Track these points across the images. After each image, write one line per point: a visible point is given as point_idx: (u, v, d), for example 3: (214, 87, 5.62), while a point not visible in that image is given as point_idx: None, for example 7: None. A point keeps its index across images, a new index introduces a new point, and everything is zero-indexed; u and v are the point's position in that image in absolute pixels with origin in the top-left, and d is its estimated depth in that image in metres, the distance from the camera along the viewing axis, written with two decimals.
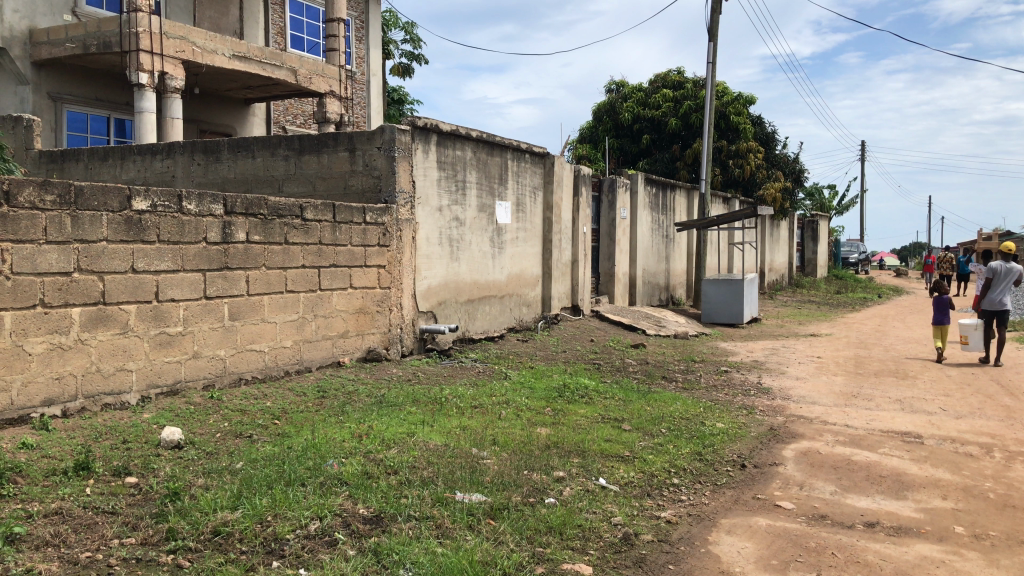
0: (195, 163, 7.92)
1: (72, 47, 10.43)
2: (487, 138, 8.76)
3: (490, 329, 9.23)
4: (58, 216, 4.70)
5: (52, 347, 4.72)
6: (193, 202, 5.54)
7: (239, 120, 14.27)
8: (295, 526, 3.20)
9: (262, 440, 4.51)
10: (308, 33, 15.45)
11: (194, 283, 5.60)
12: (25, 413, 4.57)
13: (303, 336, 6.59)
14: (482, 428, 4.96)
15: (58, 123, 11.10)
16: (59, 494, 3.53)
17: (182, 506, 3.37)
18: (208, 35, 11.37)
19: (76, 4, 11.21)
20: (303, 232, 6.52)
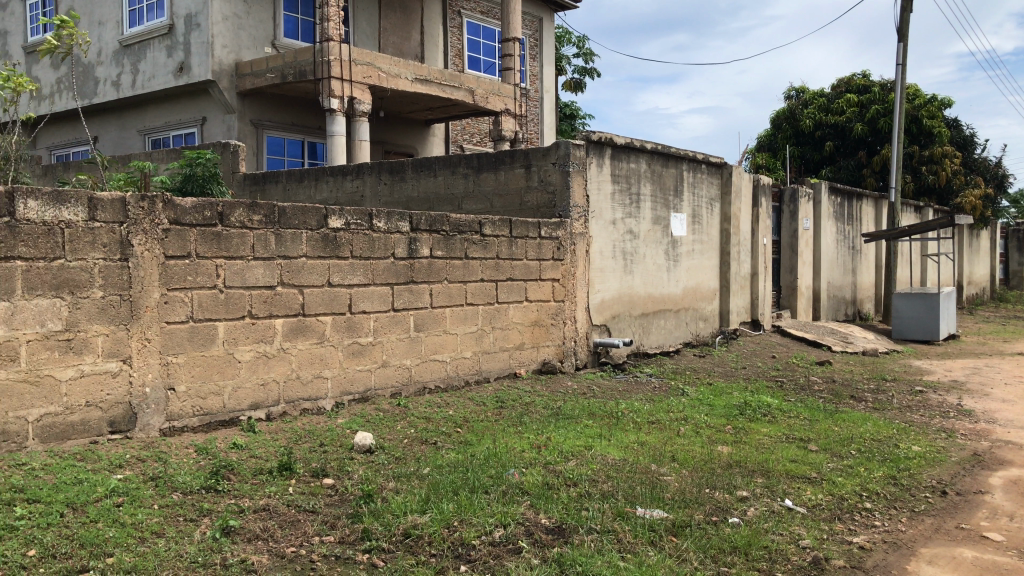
0: (382, 183, 8.34)
1: (272, 77, 11.26)
2: (662, 150, 8.71)
3: (665, 343, 9.14)
4: (264, 234, 5.09)
5: (258, 355, 5.12)
6: (382, 219, 5.83)
7: (420, 139, 14.88)
8: (480, 532, 3.30)
9: (446, 447, 4.69)
10: (484, 54, 15.92)
11: (384, 296, 5.90)
12: (235, 415, 5.00)
13: (482, 348, 6.79)
14: (661, 444, 4.92)
15: (260, 147, 12.01)
16: (266, 492, 3.82)
17: (376, 507, 3.55)
18: (392, 60, 11.95)
19: (275, 37, 12.10)
20: (482, 246, 6.71)
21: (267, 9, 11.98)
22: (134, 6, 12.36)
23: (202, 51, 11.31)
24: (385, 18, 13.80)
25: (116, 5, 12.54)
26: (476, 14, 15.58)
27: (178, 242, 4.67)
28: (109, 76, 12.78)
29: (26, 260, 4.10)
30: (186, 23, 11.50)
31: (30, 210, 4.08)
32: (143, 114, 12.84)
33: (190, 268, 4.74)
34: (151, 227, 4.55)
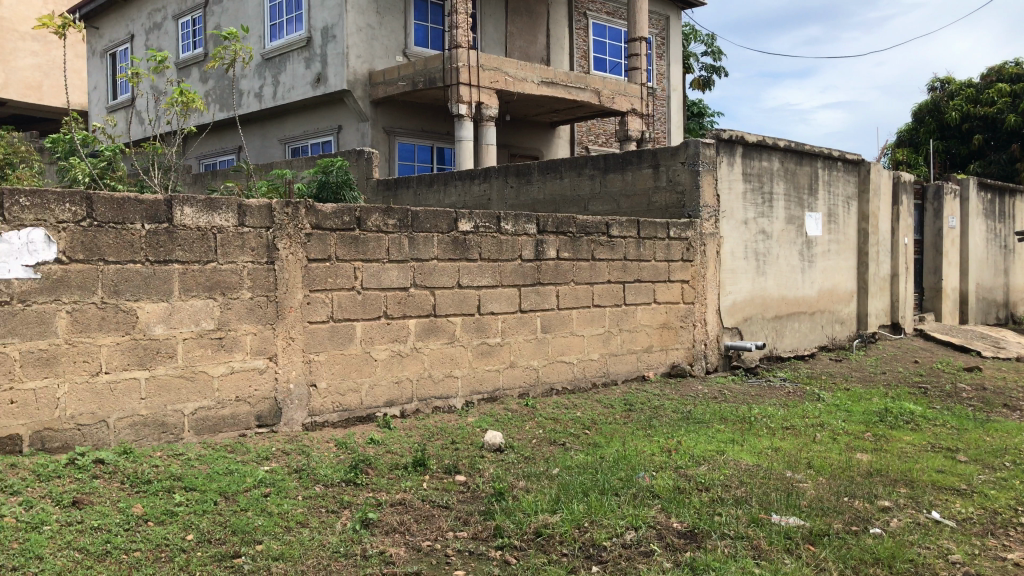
0: (509, 186, 8.45)
1: (403, 84, 11.59)
2: (796, 147, 8.45)
3: (800, 347, 8.86)
4: (398, 237, 5.26)
5: (393, 354, 5.30)
6: (510, 222, 5.91)
7: (546, 142, 14.97)
8: (611, 533, 3.31)
9: (575, 448, 4.71)
10: (610, 54, 15.86)
11: (512, 298, 5.98)
12: (372, 412, 5.19)
13: (610, 350, 6.77)
14: (796, 450, 4.78)
15: (391, 153, 12.38)
16: (402, 486, 3.95)
17: (507, 505, 3.61)
18: (519, 64, 12.08)
19: (406, 45, 12.46)
20: (610, 248, 6.69)
21: (399, 19, 12.35)
22: (274, 20, 12.97)
23: (338, 61, 11.76)
24: (511, 23, 13.98)
25: (258, 20, 13.20)
26: (602, 15, 15.55)
27: (319, 245, 4.89)
28: (252, 88, 13.47)
29: (183, 263, 4.39)
30: (322, 35, 11.99)
31: (186, 216, 4.37)
32: (283, 124, 13.48)
33: (330, 271, 4.95)
34: (295, 231, 4.78)
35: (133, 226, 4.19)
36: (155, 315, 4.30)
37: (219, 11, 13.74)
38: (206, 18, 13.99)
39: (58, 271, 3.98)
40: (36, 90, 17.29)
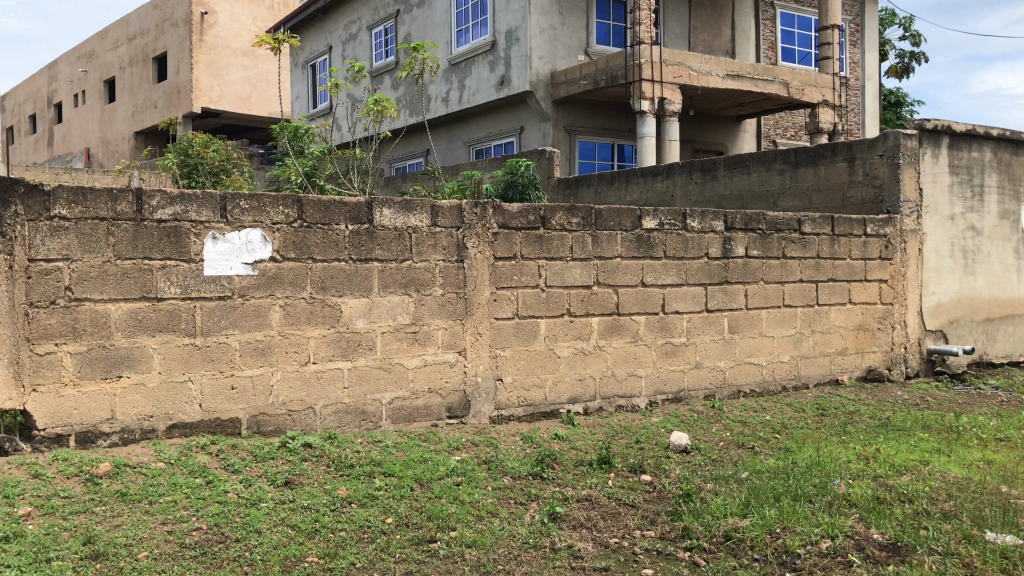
0: (693, 182, 8.31)
1: (585, 83, 11.65)
2: (1011, 136, 7.79)
3: (1015, 352, 8.16)
4: (582, 236, 5.31)
5: (577, 351, 5.35)
6: (696, 219, 5.81)
7: (730, 137, 14.58)
8: (805, 541, 3.19)
9: (765, 452, 4.57)
10: (799, 44, 15.22)
11: (697, 297, 5.88)
12: (556, 408, 5.27)
13: (800, 352, 6.52)
14: (1013, 464, 4.41)
15: (572, 152, 12.48)
16: (589, 482, 3.99)
17: (695, 507, 3.57)
18: (703, 58, 11.85)
19: (589, 44, 12.53)
20: (802, 245, 6.43)
21: (581, 19, 12.43)
22: (461, 26, 13.39)
23: (521, 63, 11.98)
24: (695, 17, 13.72)
25: (445, 27, 13.67)
26: (790, 4, 14.96)
27: (505, 244, 5.01)
28: (440, 93, 13.99)
29: (382, 261, 4.64)
30: (507, 38, 12.25)
31: (384, 217, 4.62)
32: (469, 126, 13.90)
33: (516, 269, 5.06)
34: (483, 231, 4.93)
35: (337, 227, 4.48)
36: (357, 309, 4.57)
37: (409, 20, 14.37)
38: (398, 27, 14.67)
39: (272, 269, 4.32)
40: (246, 101, 18.76)
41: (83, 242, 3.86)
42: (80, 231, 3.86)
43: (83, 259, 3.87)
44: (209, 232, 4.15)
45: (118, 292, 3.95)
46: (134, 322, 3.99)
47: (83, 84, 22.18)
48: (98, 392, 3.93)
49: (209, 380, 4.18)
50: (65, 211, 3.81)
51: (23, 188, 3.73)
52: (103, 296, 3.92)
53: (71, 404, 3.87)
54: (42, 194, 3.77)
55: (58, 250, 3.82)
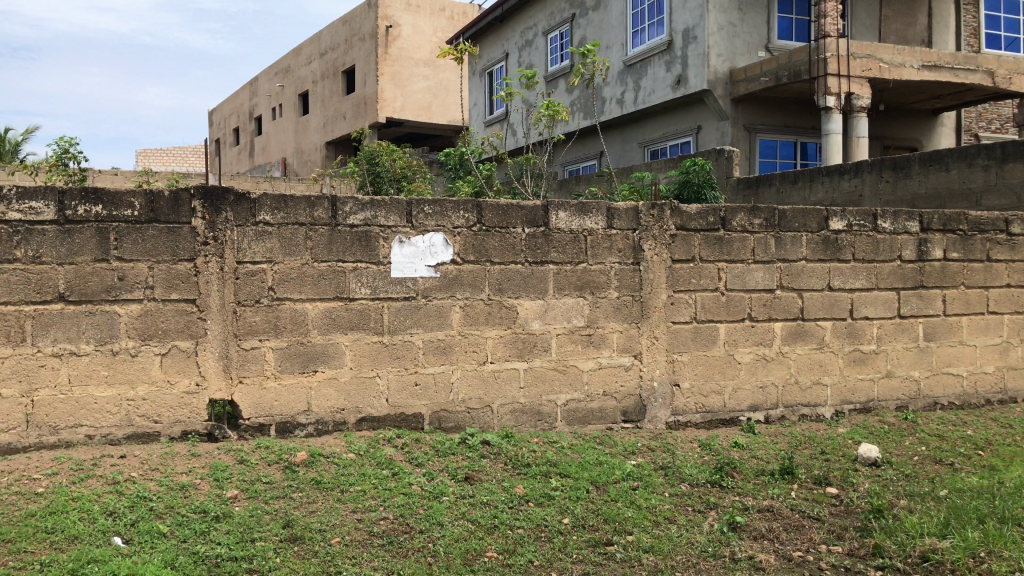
0: (884, 180, 7.87)
1: (766, 80, 11.26)
2: None
3: None
4: (764, 238, 5.14)
5: (758, 358, 5.19)
6: (889, 219, 5.50)
7: (926, 131, 13.66)
8: (1014, 568, 2.96)
9: (966, 470, 4.26)
10: (1006, 29, 14.06)
11: (889, 302, 5.55)
12: (735, 415, 5.14)
13: (1008, 362, 6.01)
14: None
15: (752, 151, 12.13)
16: (770, 493, 3.86)
17: (887, 524, 3.38)
18: (896, 48, 11.18)
19: (769, 40, 12.12)
20: (1009, 247, 5.94)
21: (762, 14, 12.04)
22: (636, 28, 13.32)
23: (698, 62, 11.76)
24: (887, 5, 12.96)
25: (621, 29, 13.64)
26: None
27: (683, 246, 4.94)
28: (615, 94, 13.97)
29: (558, 264, 4.69)
30: (683, 37, 12.06)
31: (561, 220, 4.67)
32: (644, 128, 13.80)
33: (694, 271, 4.97)
34: (660, 232, 4.88)
35: (515, 230, 4.58)
36: (533, 312, 4.64)
37: (585, 24, 14.44)
38: (573, 31, 14.78)
39: (453, 271, 4.47)
40: (427, 110, 19.47)
41: (283, 246, 4.15)
42: (281, 236, 4.14)
43: (283, 261, 4.15)
44: (396, 236, 4.36)
45: (314, 293, 4.21)
46: (328, 320, 4.24)
47: (280, 98, 23.78)
48: (296, 385, 4.22)
49: (394, 377, 4.39)
50: (269, 216, 4.11)
51: (232, 197, 4.06)
52: (301, 296, 4.19)
53: (273, 396, 4.19)
54: (248, 202, 4.08)
55: (262, 253, 4.12)
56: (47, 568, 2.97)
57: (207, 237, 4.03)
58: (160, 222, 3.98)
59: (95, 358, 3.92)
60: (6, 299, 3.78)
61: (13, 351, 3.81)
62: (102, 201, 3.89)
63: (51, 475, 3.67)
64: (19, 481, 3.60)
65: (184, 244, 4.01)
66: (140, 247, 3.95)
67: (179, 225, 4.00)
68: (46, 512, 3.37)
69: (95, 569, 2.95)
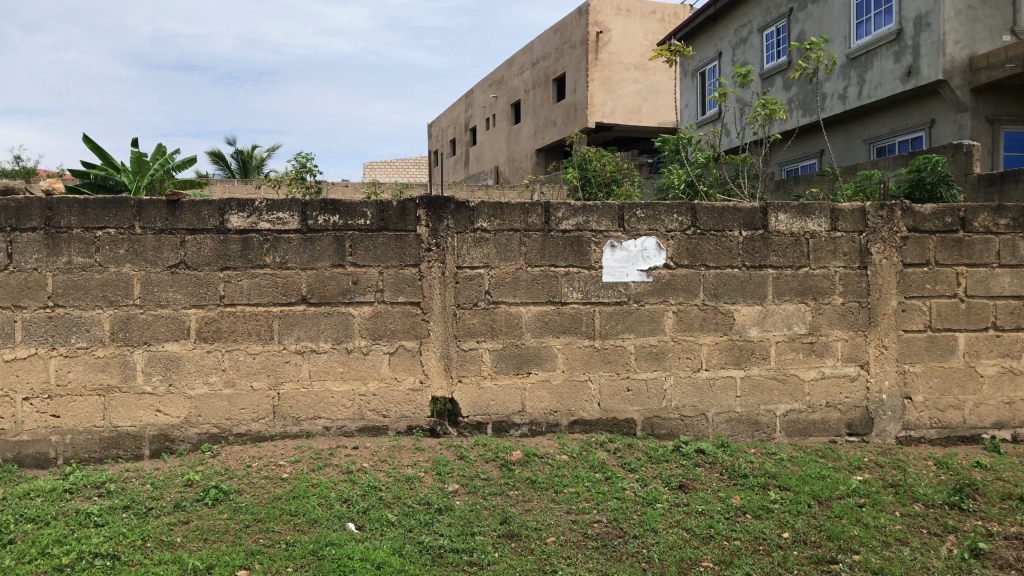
0: None
1: (1012, 66, 10.19)
2: None
3: None
4: (1012, 239, 4.69)
5: (1004, 371, 4.74)
6: None
7: None
8: None
9: None
10: None
11: None
12: (976, 433, 4.74)
13: None
14: None
15: (995, 145, 11.12)
16: (1019, 519, 3.52)
17: None
18: None
19: (1017, 22, 11.02)
20: None
21: None
22: (860, 18, 12.58)
23: (932, 50, 10.92)
24: None
25: (843, 20, 12.94)
26: None
27: (917, 249, 4.61)
28: (837, 90, 13.27)
29: (777, 268, 4.52)
30: (915, 25, 11.24)
31: (780, 222, 4.51)
32: (869, 123, 13.00)
33: (929, 276, 4.62)
34: (890, 234, 4.59)
35: (732, 233, 4.47)
36: (750, 318, 4.50)
37: (804, 17, 13.83)
38: (791, 26, 14.21)
39: (666, 275, 4.43)
40: (637, 113, 19.42)
41: (500, 252, 4.30)
42: (498, 241, 4.29)
43: (500, 266, 4.30)
44: (608, 241, 4.39)
45: (529, 297, 4.33)
46: (542, 324, 4.34)
47: (494, 108, 24.62)
48: (511, 386, 4.36)
49: (607, 381, 4.42)
50: (487, 223, 4.28)
51: (453, 206, 4.25)
52: (517, 300, 4.32)
53: (490, 395, 4.35)
54: (468, 210, 4.27)
55: (481, 258, 4.29)
56: (291, 548, 3.26)
57: (430, 243, 4.26)
58: (388, 230, 4.24)
59: (332, 356, 4.24)
60: (257, 301, 4.18)
61: (262, 348, 4.20)
62: (338, 212, 4.20)
63: (294, 462, 4.01)
64: (268, 467, 3.98)
65: (410, 251, 4.25)
66: (371, 253, 4.23)
67: (405, 232, 4.25)
68: (290, 496, 3.69)
69: (332, 552, 3.20)
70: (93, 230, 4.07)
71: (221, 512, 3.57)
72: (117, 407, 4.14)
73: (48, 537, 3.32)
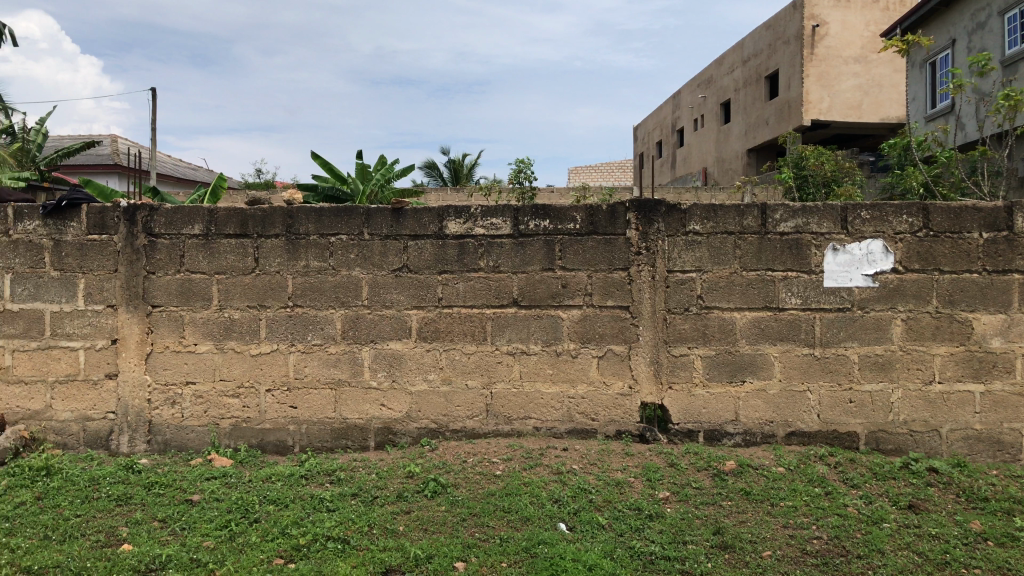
0: None
1: None
2: None
3: None
4: None
5: None
6: None
7: None
8: None
9: None
10: None
11: None
12: None
13: None
14: None
15: None
16: None
17: None
18: None
19: None
20: None
21: None
22: None
23: None
24: None
25: None
26: None
27: None
28: None
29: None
30: None
31: None
32: None
33: None
34: None
35: (970, 235, 4.12)
36: (992, 327, 4.13)
37: None
38: None
39: (894, 281, 4.15)
40: (857, 109, 18.34)
41: (713, 255, 4.21)
42: (711, 245, 4.20)
43: (712, 270, 4.21)
44: (830, 244, 4.18)
45: (743, 302, 4.20)
46: (757, 330, 4.20)
47: (702, 109, 24.12)
48: (723, 394, 4.25)
49: (827, 392, 4.20)
50: (699, 226, 4.19)
51: (664, 208, 4.21)
52: (730, 305, 4.21)
53: (701, 403, 4.27)
54: (680, 213, 4.21)
55: (692, 262, 4.22)
56: (505, 544, 3.35)
57: (640, 247, 4.24)
58: (598, 234, 4.26)
59: (542, 358, 4.32)
60: (472, 303, 4.34)
61: (477, 348, 4.35)
62: (549, 217, 4.27)
63: (506, 460, 4.13)
64: (482, 463, 4.11)
65: (620, 254, 4.25)
66: (581, 257, 4.27)
67: (615, 236, 4.25)
68: (504, 493, 3.80)
69: (545, 550, 3.25)
70: (327, 236, 4.39)
71: (439, 505, 3.73)
72: (346, 400, 4.44)
73: (287, 518, 3.62)
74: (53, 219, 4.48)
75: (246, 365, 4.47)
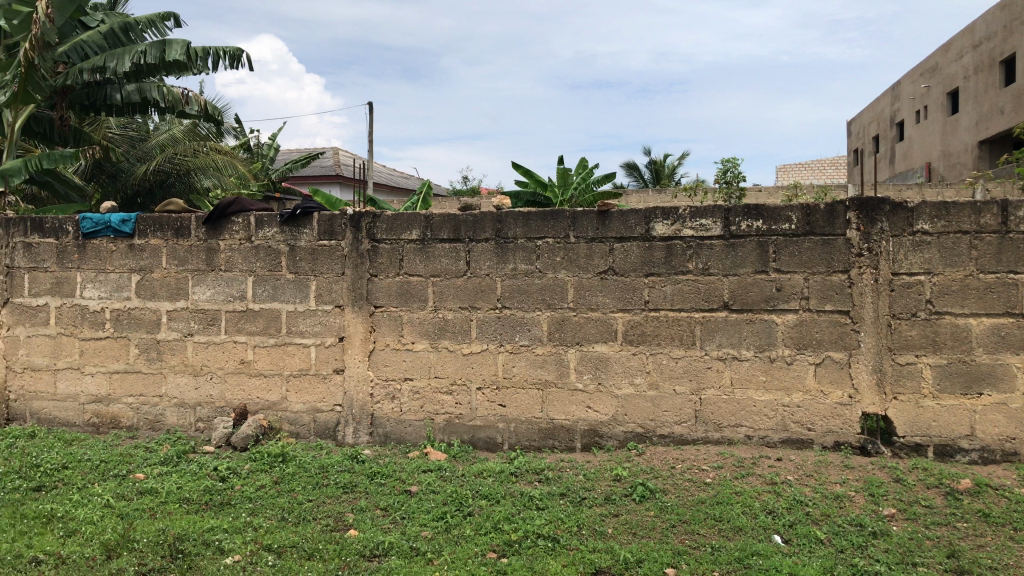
0: None
1: None
2: None
3: None
4: None
5: None
6: None
7: None
8: None
9: None
10: None
11: None
12: None
13: None
14: None
15: None
16: None
17: None
18: None
19: None
20: None
21: None
22: None
23: None
24: None
25: None
26: None
27: None
28: None
29: None
30: None
31: None
32: None
33: None
34: None
35: None
36: None
37: None
38: None
39: None
40: None
41: (945, 257, 3.92)
42: (942, 245, 3.92)
43: (944, 273, 3.92)
44: None
45: (980, 307, 3.89)
46: (997, 338, 3.89)
47: (926, 99, 22.44)
48: (958, 407, 3.95)
49: None
50: (928, 225, 3.92)
51: (889, 207, 3.96)
52: (965, 310, 3.91)
53: (931, 415, 3.98)
54: (906, 211, 3.94)
55: (921, 264, 3.94)
56: (717, 553, 3.27)
57: (861, 248, 4.00)
58: (815, 235, 4.07)
59: (754, 364, 4.19)
60: (681, 307, 4.27)
61: (685, 352, 4.29)
62: (762, 217, 4.13)
63: (717, 468, 4.03)
64: (691, 470, 4.04)
65: (839, 256, 4.04)
66: (796, 259, 4.10)
67: (834, 236, 4.05)
68: (715, 501, 3.71)
69: (759, 562, 3.15)
70: (535, 240, 4.48)
71: (648, 510, 3.71)
72: (554, 401, 4.51)
73: (499, 514, 3.72)
74: (288, 227, 4.87)
75: (458, 364, 4.65)
